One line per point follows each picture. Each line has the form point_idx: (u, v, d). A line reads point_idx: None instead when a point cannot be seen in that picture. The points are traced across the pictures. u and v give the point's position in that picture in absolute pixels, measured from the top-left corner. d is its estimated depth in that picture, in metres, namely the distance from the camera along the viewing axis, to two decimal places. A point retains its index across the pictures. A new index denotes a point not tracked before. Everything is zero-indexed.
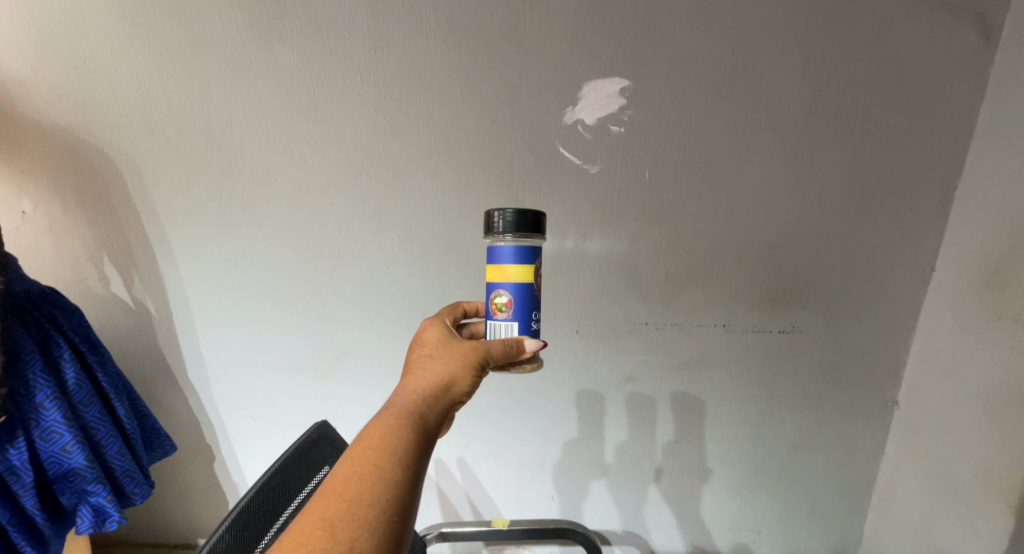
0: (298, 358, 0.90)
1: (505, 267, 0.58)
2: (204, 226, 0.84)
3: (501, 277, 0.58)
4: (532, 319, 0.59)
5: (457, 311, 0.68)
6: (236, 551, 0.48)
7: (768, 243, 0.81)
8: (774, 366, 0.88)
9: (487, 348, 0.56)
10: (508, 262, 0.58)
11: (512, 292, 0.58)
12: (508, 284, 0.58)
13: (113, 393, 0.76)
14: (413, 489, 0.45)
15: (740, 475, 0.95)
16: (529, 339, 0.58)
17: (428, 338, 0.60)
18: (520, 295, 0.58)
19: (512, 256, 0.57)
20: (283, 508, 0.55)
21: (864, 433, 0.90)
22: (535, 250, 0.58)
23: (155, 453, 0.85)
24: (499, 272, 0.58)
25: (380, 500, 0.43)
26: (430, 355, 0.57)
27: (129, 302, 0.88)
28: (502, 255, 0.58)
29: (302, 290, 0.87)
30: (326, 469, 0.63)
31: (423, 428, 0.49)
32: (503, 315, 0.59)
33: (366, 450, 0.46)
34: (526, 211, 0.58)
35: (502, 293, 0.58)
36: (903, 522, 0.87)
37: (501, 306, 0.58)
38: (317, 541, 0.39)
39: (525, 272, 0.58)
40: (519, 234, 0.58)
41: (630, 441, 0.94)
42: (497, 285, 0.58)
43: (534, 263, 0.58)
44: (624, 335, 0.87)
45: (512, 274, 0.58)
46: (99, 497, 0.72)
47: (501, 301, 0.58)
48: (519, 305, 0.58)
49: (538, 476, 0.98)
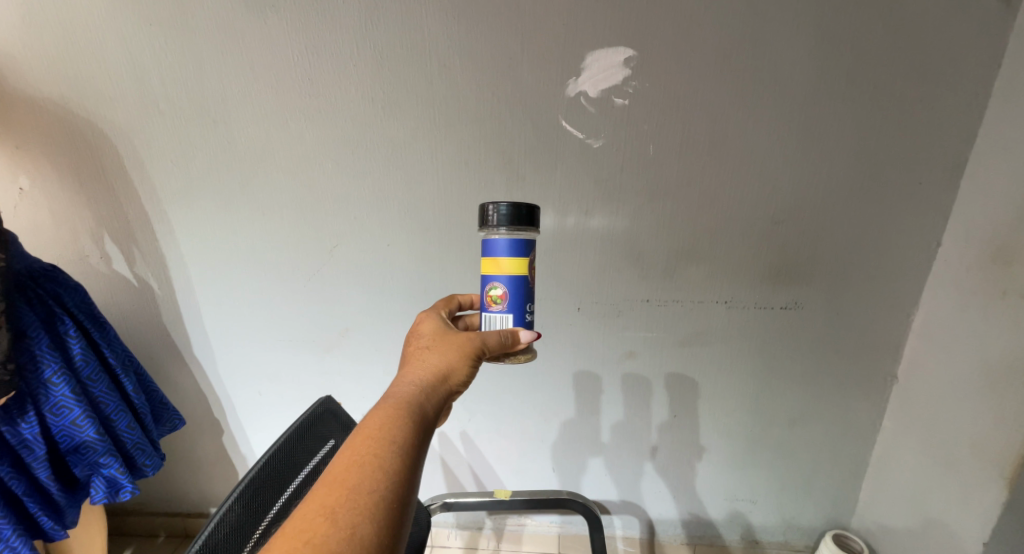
0: (301, 333, 0.91)
1: (500, 260, 0.57)
2: (202, 204, 0.83)
3: (496, 270, 0.57)
4: (526, 311, 0.58)
5: (453, 304, 0.68)
6: (246, 519, 0.49)
7: (772, 219, 0.80)
8: (774, 342, 0.88)
9: (482, 339, 0.56)
10: (502, 255, 0.57)
11: (507, 285, 0.57)
12: (503, 277, 0.57)
13: (121, 368, 0.77)
14: (412, 476, 0.46)
15: (737, 447, 0.97)
16: (523, 330, 0.57)
17: (424, 330, 0.60)
18: (514, 288, 0.57)
19: (506, 249, 0.57)
20: (291, 479, 0.56)
21: (861, 406, 0.91)
22: (529, 243, 0.58)
23: (165, 427, 0.86)
24: (494, 265, 0.57)
25: (380, 487, 0.43)
26: (424, 348, 0.57)
27: (131, 279, 0.88)
28: (496, 249, 0.57)
29: (304, 267, 0.86)
30: (332, 443, 0.63)
31: (421, 417, 0.50)
32: (498, 307, 0.58)
33: (366, 440, 0.46)
34: (520, 205, 0.58)
35: (497, 285, 0.57)
36: (896, 491, 0.89)
37: (496, 299, 0.58)
38: (318, 528, 0.40)
39: (519, 265, 0.57)
40: (513, 228, 0.58)
41: (628, 416, 0.96)
42: (492, 277, 0.58)
43: (527, 256, 0.58)
44: (626, 311, 0.87)
45: (507, 267, 0.57)
46: (111, 469, 0.73)
47: (496, 293, 0.58)
48: (514, 297, 0.57)
49: (539, 448, 1.00)
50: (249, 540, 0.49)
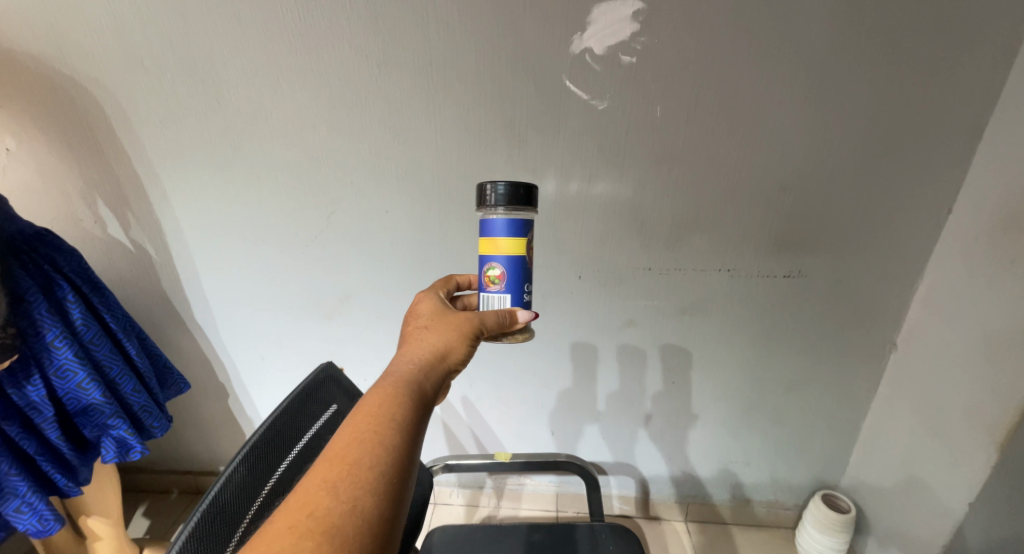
0: (302, 300, 0.91)
1: (497, 240, 0.56)
2: (196, 168, 0.81)
3: (494, 250, 0.56)
4: (524, 292, 0.58)
5: (450, 284, 0.67)
6: (252, 481, 0.47)
7: (781, 185, 0.78)
8: (775, 311, 0.88)
9: (481, 319, 0.56)
10: (500, 235, 0.56)
11: (504, 265, 0.56)
12: (501, 257, 0.56)
13: (122, 333, 0.77)
14: (411, 452, 0.46)
15: (733, 413, 0.99)
16: (521, 310, 0.57)
17: (422, 310, 0.60)
18: (512, 268, 0.57)
19: (503, 229, 0.56)
20: (297, 441, 0.53)
21: (858, 374, 0.92)
22: (527, 223, 0.57)
23: (171, 390, 0.87)
24: (491, 245, 0.56)
25: (380, 462, 0.44)
26: (422, 328, 0.57)
27: (127, 244, 0.87)
28: (494, 229, 0.56)
29: (303, 233, 0.85)
30: (337, 408, 0.60)
31: (420, 395, 0.50)
32: (496, 287, 0.57)
33: (366, 418, 0.46)
34: (518, 185, 0.56)
35: (495, 266, 0.57)
36: (887, 455, 0.91)
37: (494, 279, 0.57)
38: (320, 501, 0.41)
39: (517, 245, 0.56)
40: (511, 208, 0.57)
41: (628, 382, 0.97)
42: (490, 258, 0.57)
43: (526, 236, 0.57)
44: (627, 280, 0.87)
45: (504, 247, 0.56)
46: (120, 430, 0.74)
47: (494, 274, 0.57)
48: (512, 278, 0.57)
49: (539, 413, 1.02)
50: (257, 501, 0.47)
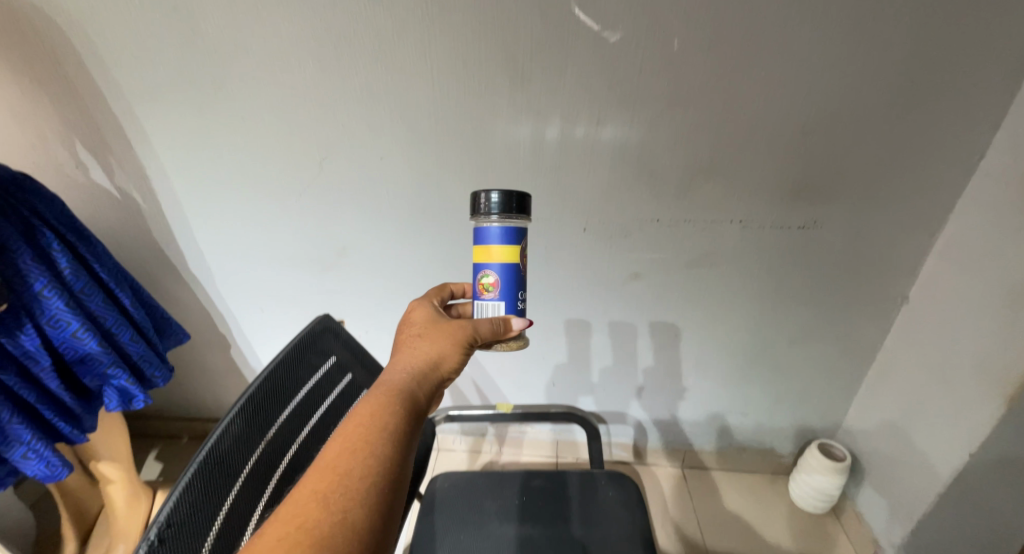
0: (299, 251, 0.89)
1: (491, 248, 0.54)
2: (178, 109, 0.76)
3: (488, 258, 0.54)
4: (519, 299, 0.56)
5: (445, 292, 0.65)
6: (249, 434, 0.43)
7: (802, 129, 0.73)
8: (785, 263, 0.85)
9: (475, 326, 0.54)
10: (494, 243, 0.54)
11: (499, 273, 0.54)
12: (495, 265, 0.54)
13: (114, 283, 0.75)
14: (403, 465, 0.45)
15: (734, 366, 0.99)
16: (515, 318, 0.55)
17: (416, 317, 0.57)
18: (506, 276, 0.54)
19: (498, 237, 0.54)
20: (294, 392, 0.50)
21: (865, 327, 0.90)
22: (522, 231, 0.55)
23: (170, 341, 0.87)
24: (485, 253, 0.54)
25: (370, 475, 0.43)
26: (414, 336, 0.55)
27: (112, 191, 0.84)
28: (487, 237, 0.54)
29: (296, 181, 0.81)
30: (334, 359, 0.57)
31: (412, 406, 0.49)
32: (490, 295, 0.55)
33: (356, 429, 0.45)
34: (512, 193, 0.55)
35: (489, 274, 0.54)
36: (887, 407, 0.92)
37: (488, 286, 0.55)
38: (310, 513, 0.39)
39: (511, 253, 0.54)
40: (505, 216, 0.55)
41: (631, 335, 0.97)
42: (483, 265, 0.55)
43: (521, 244, 0.55)
44: (634, 232, 0.84)
45: (498, 255, 0.54)
46: (121, 379, 0.74)
47: (488, 281, 0.55)
48: (506, 285, 0.55)
49: (541, 366, 1.03)
50: (255, 452, 0.44)
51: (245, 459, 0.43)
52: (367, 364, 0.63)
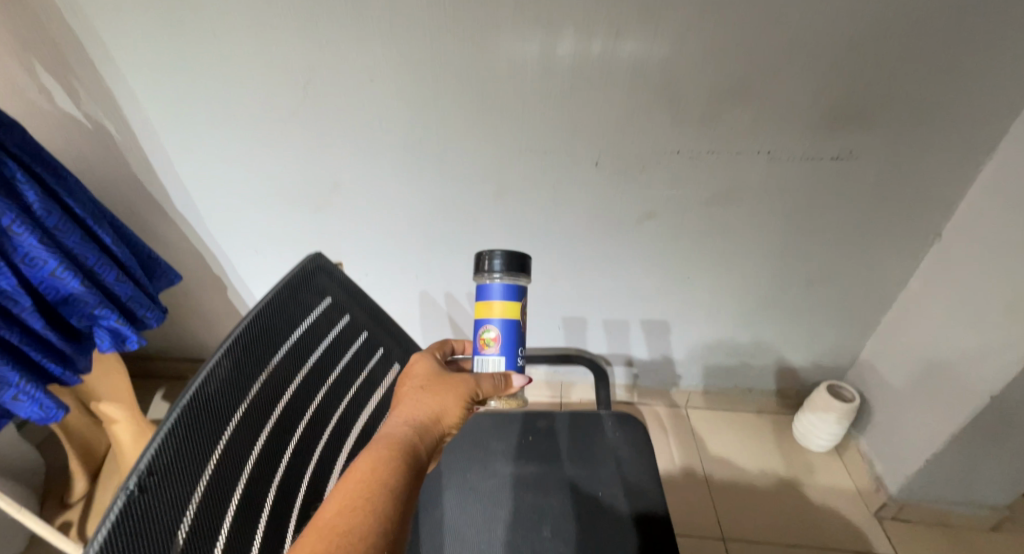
0: (290, 187, 0.84)
1: (493, 303, 0.51)
2: (139, 23, 0.67)
3: (489, 314, 0.51)
4: (520, 357, 0.52)
5: (445, 347, 0.61)
6: (239, 377, 0.39)
7: (854, 40, 0.62)
8: (812, 200, 0.79)
9: (477, 383, 0.50)
10: (496, 299, 0.51)
11: (500, 328, 0.51)
12: (496, 320, 0.51)
13: (92, 220, 0.70)
14: (403, 530, 0.39)
15: (747, 309, 0.96)
16: (516, 375, 0.52)
17: (415, 368, 0.53)
18: (508, 333, 0.51)
19: (500, 293, 0.51)
20: (286, 334, 0.45)
21: (891, 267, 0.86)
22: (524, 290, 0.53)
23: (160, 282, 0.83)
24: (486, 308, 0.51)
25: (370, 540, 0.37)
26: (414, 389, 0.50)
27: (81, 120, 0.77)
28: (489, 293, 0.51)
29: (281, 109, 0.74)
30: (330, 301, 0.52)
31: (413, 464, 0.44)
32: (491, 351, 0.51)
33: (356, 485, 0.40)
34: (515, 252, 0.53)
35: (490, 329, 0.51)
36: (903, 350, 0.89)
37: (489, 342, 0.51)
38: None
39: (514, 310, 0.52)
40: (508, 273, 0.53)
41: (643, 277, 0.93)
42: (484, 321, 0.52)
43: (523, 302, 0.53)
44: (652, 166, 0.77)
45: (500, 311, 0.51)
46: (110, 320, 0.71)
47: (489, 336, 0.51)
48: (508, 342, 0.51)
49: (547, 309, 1.02)
50: (247, 396, 0.39)
51: (236, 403, 0.38)
52: (366, 307, 0.58)
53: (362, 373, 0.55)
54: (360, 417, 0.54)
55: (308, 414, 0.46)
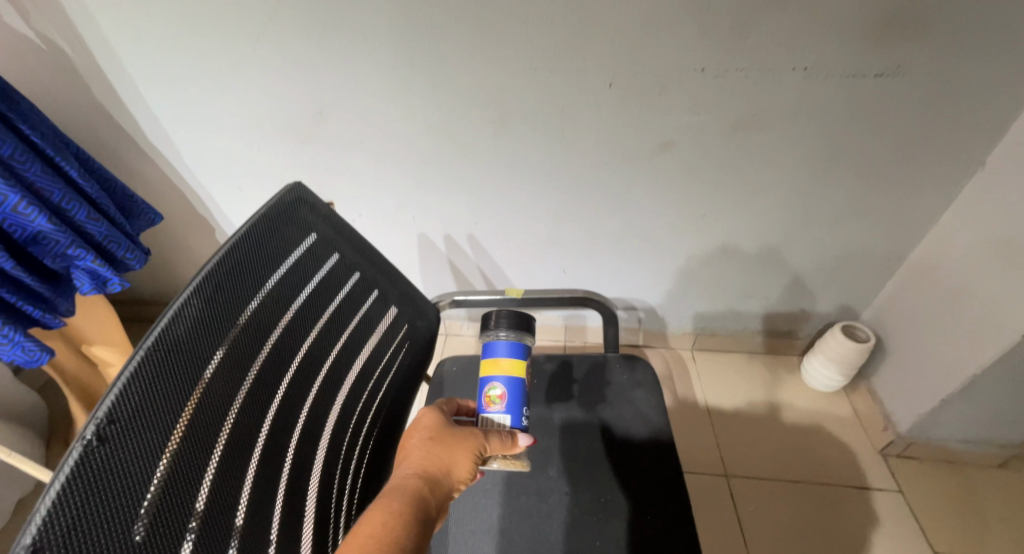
0: (268, 116, 0.77)
1: (500, 359, 0.50)
2: None
3: (495, 370, 0.50)
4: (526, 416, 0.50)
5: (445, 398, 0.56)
6: (212, 321, 0.34)
7: None
8: (846, 126, 0.71)
9: (487, 439, 0.44)
10: (503, 355, 0.51)
11: (507, 385, 0.49)
12: (502, 377, 0.50)
13: (54, 152, 0.64)
14: None
15: (763, 249, 0.91)
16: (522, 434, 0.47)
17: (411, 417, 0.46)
18: (515, 390, 0.50)
19: (507, 350, 0.51)
20: (265, 275, 0.40)
21: (925, 200, 0.79)
22: (530, 349, 0.53)
23: (139, 222, 0.78)
24: (492, 364, 0.50)
25: None
26: (416, 446, 0.42)
27: (33, 39, 0.69)
28: (496, 349, 0.51)
29: (247, 23, 0.65)
30: (314, 239, 0.46)
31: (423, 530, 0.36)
32: (496, 409, 0.49)
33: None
34: (523, 311, 0.54)
35: (496, 386, 0.49)
36: (928, 290, 0.85)
37: (494, 399, 0.49)
38: None
39: (522, 366, 0.51)
40: (514, 330, 0.53)
41: (657, 215, 0.87)
42: (490, 379, 0.50)
43: (529, 360, 0.52)
44: (671, 87, 0.68)
45: (507, 366, 0.50)
46: (87, 261, 0.67)
47: (495, 394, 0.49)
48: (514, 398, 0.49)
49: (552, 250, 0.97)
50: (225, 342, 0.35)
51: (214, 347, 0.34)
52: (355, 246, 0.52)
53: (355, 318, 0.51)
54: (356, 362, 0.50)
55: (297, 358, 0.42)
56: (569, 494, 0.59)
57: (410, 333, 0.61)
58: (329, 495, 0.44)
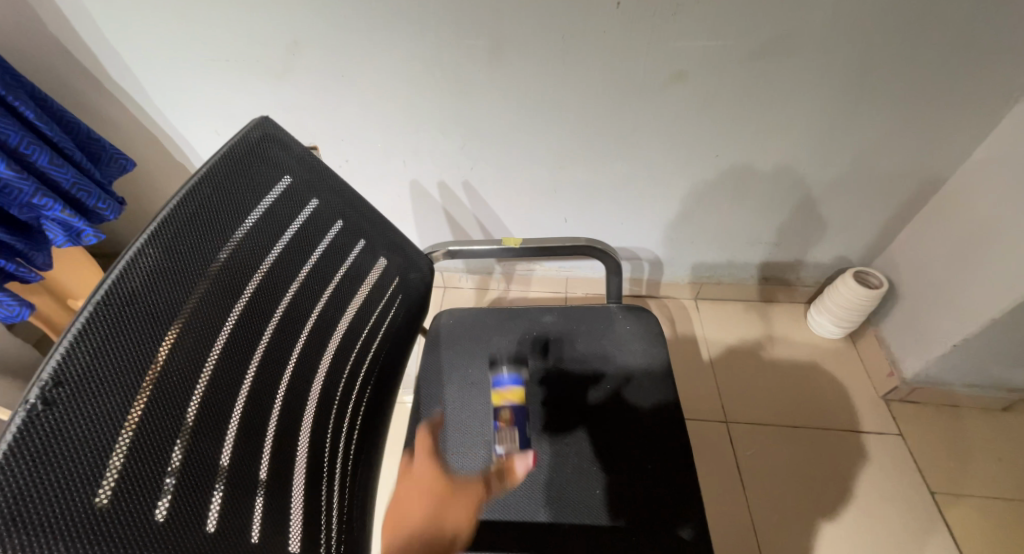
0: (240, 50, 0.70)
1: (506, 388, 0.60)
2: None
3: (503, 397, 0.59)
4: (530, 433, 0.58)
5: None
6: (174, 272, 0.30)
7: None
8: (879, 51, 0.64)
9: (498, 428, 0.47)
10: (508, 384, 0.60)
11: (514, 408, 0.59)
12: (510, 403, 0.59)
13: (4, 89, 0.58)
14: None
15: (777, 191, 0.86)
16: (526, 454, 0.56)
17: None
18: (521, 411, 0.59)
19: (512, 380, 0.61)
20: (234, 223, 0.35)
21: (956, 136, 0.73)
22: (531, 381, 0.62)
23: (110, 168, 0.74)
24: (501, 394, 0.60)
25: None
26: None
27: None
28: (502, 380, 0.61)
29: None
30: (290, 181, 0.41)
31: None
32: (506, 425, 0.58)
33: None
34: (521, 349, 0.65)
35: (504, 409, 0.59)
36: (950, 233, 0.81)
37: (504, 419, 0.58)
38: None
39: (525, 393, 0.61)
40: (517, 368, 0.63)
41: (665, 156, 0.82)
42: (499, 405, 0.59)
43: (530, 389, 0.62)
44: (686, 7, 0.61)
45: (513, 393, 0.60)
46: (56, 212, 0.63)
47: (504, 415, 0.58)
48: (520, 416, 0.58)
49: (552, 197, 0.92)
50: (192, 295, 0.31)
51: (178, 302, 0.30)
52: (339, 190, 0.48)
53: (340, 270, 0.47)
54: (342, 317, 0.48)
55: (277, 312, 0.39)
56: (570, 445, 0.58)
57: (403, 287, 0.58)
58: (322, 449, 0.43)
